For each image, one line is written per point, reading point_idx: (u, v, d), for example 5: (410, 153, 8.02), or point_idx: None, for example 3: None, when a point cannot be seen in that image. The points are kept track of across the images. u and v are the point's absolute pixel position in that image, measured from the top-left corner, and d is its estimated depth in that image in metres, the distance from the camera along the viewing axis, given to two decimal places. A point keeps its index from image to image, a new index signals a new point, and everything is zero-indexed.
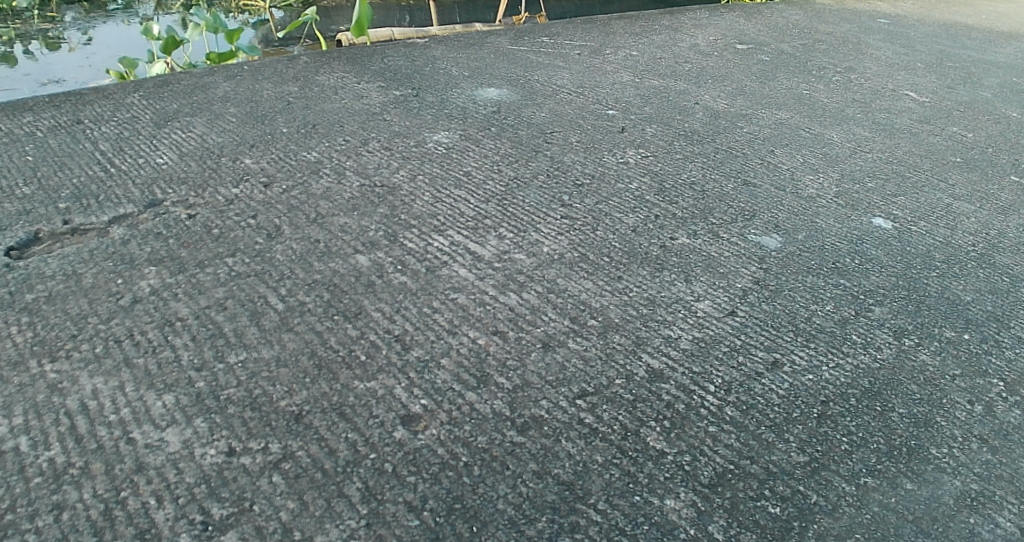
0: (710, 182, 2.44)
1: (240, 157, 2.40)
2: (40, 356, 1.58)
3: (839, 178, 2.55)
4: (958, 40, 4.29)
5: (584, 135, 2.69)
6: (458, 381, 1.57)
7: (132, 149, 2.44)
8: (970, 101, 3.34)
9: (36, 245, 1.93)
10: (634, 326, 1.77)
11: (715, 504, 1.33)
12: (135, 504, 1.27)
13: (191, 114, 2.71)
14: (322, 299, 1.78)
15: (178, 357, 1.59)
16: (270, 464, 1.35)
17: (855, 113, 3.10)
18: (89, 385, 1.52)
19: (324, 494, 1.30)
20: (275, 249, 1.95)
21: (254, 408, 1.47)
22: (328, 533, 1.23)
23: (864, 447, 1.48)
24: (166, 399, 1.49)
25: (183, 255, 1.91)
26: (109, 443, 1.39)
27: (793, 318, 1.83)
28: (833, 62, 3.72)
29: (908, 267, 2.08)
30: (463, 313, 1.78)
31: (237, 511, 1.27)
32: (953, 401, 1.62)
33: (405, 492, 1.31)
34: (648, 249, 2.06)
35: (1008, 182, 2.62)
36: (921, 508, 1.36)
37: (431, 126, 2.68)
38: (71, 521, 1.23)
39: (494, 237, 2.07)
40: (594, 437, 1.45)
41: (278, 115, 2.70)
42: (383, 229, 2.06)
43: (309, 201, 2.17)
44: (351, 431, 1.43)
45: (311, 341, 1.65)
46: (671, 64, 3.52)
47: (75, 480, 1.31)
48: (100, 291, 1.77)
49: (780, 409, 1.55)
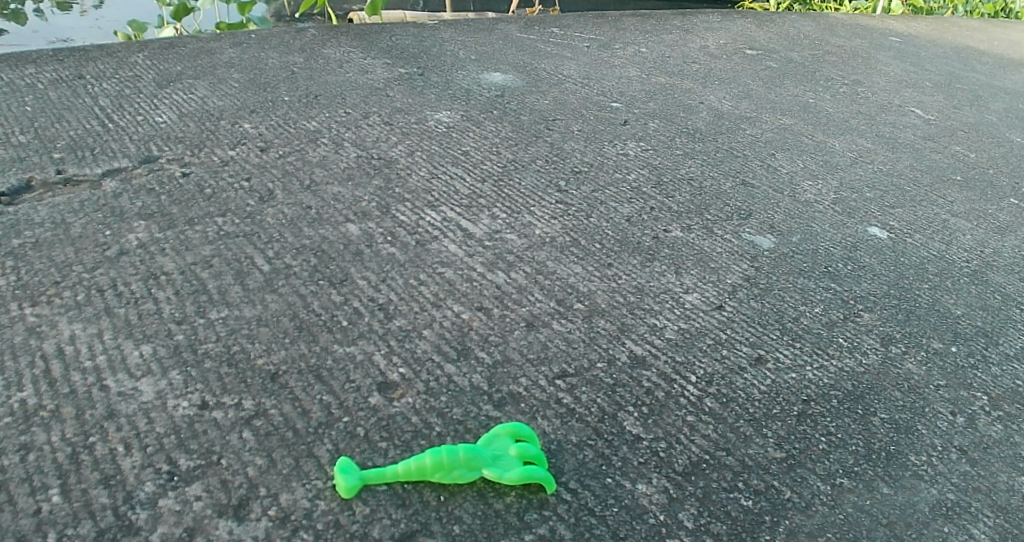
0: (709, 179, 2.43)
1: (239, 121, 2.39)
2: (21, 300, 1.57)
3: (838, 186, 2.54)
4: (969, 64, 4.28)
5: (586, 124, 2.68)
6: (438, 352, 1.56)
7: (132, 107, 2.43)
8: (975, 123, 3.33)
9: (28, 193, 1.93)
10: (620, 313, 1.76)
11: (688, 492, 1.32)
12: (102, 449, 1.27)
13: (194, 76, 2.70)
14: (309, 263, 1.77)
15: (160, 310, 1.58)
16: (242, 420, 1.34)
17: (860, 125, 3.09)
18: (67, 331, 1.51)
19: (294, 453, 1.29)
20: (266, 212, 1.94)
21: (231, 364, 1.46)
22: (294, 492, 1.22)
23: (842, 448, 1.47)
24: (144, 349, 1.48)
25: (173, 211, 1.90)
26: (82, 389, 1.38)
27: (780, 317, 1.82)
28: (841, 74, 3.71)
29: (900, 277, 2.07)
30: (449, 287, 1.77)
31: (204, 463, 1.26)
32: (936, 410, 1.61)
33: (375, 457, 1.30)
34: (641, 239, 2.05)
35: (1007, 203, 2.61)
36: (896, 512, 1.35)
37: (433, 105, 2.67)
38: (36, 462, 1.23)
39: (487, 216, 2.06)
40: (570, 418, 1.44)
41: (281, 84, 2.69)
42: (376, 201, 2.05)
43: (304, 168, 2.16)
44: (326, 394, 1.42)
45: (294, 304, 1.64)
46: (679, 63, 3.50)
47: (44, 423, 1.30)
48: (87, 241, 1.76)
49: (760, 404, 1.54)
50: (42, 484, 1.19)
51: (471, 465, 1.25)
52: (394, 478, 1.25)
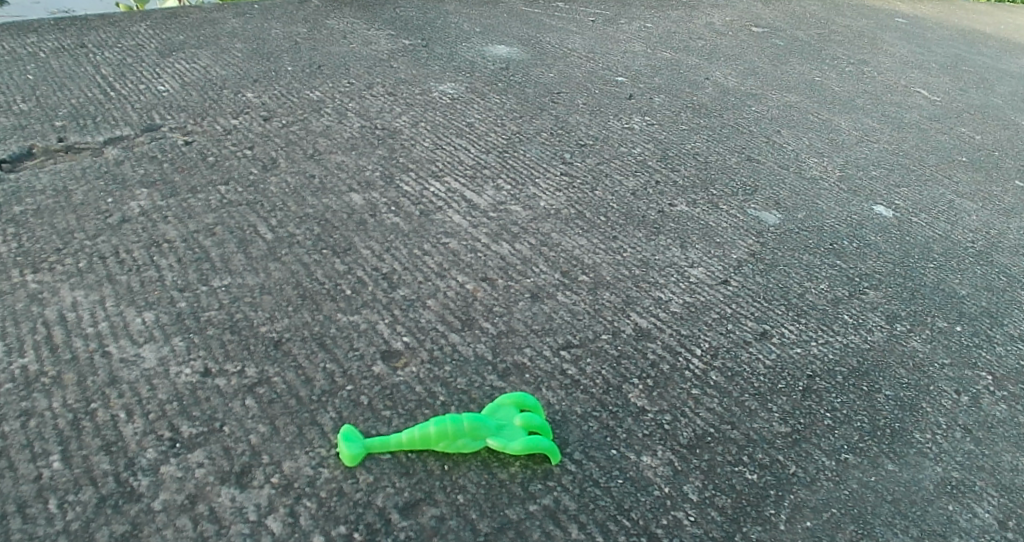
0: (714, 154, 2.40)
1: (242, 90, 2.36)
2: (22, 267, 1.56)
3: (844, 164, 2.51)
4: (975, 47, 4.22)
5: (591, 98, 2.65)
6: (442, 322, 1.55)
7: (133, 76, 2.40)
8: (981, 105, 3.29)
9: (29, 160, 1.91)
10: (625, 286, 1.74)
11: (692, 465, 1.32)
12: (104, 416, 1.26)
13: (197, 46, 2.66)
14: (312, 232, 1.76)
15: (162, 277, 1.57)
16: (245, 388, 1.33)
17: (865, 104, 3.05)
18: (68, 297, 1.50)
19: (297, 421, 1.28)
20: (269, 180, 1.92)
21: (234, 332, 1.45)
22: (297, 459, 1.21)
23: (847, 424, 1.46)
24: (146, 316, 1.47)
25: (175, 179, 1.88)
26: (84, 355, 1.37)
27: (786, 292, 1.80)
28: (848, 53, 3.67)
29: (906, 256, 2.05)
30: (453, 257, 1.75)
31: (206, 430, 1.25)
32: (940, 389, 1.59)
33: (379, 425, 1.29)
34: (646, 213, 2.03)
35: (1013, 185, 2.59)
36: (900, 489, 1.34)
37: (437, 76, 2.63)
38: (38, 428, 1.22)
39: (491, 187, 2.04)
40: (575, 389, 1.43)
41: (284, 54, 2.66)
42: (380, 170, 2.03)
43: (307, 137, 2.13)
44: (329, 362, 1.41)
45: (297, 272, 1.62)
46: (685, 39, 3.46)
47: (45, 388, 1.29)
48: (88, 208, 1.75)
49: (766, 378, 1.53)
50: (43, 450, 1.18)
51: (475, 434, 1.24)
52: (399, 448, 1.24)
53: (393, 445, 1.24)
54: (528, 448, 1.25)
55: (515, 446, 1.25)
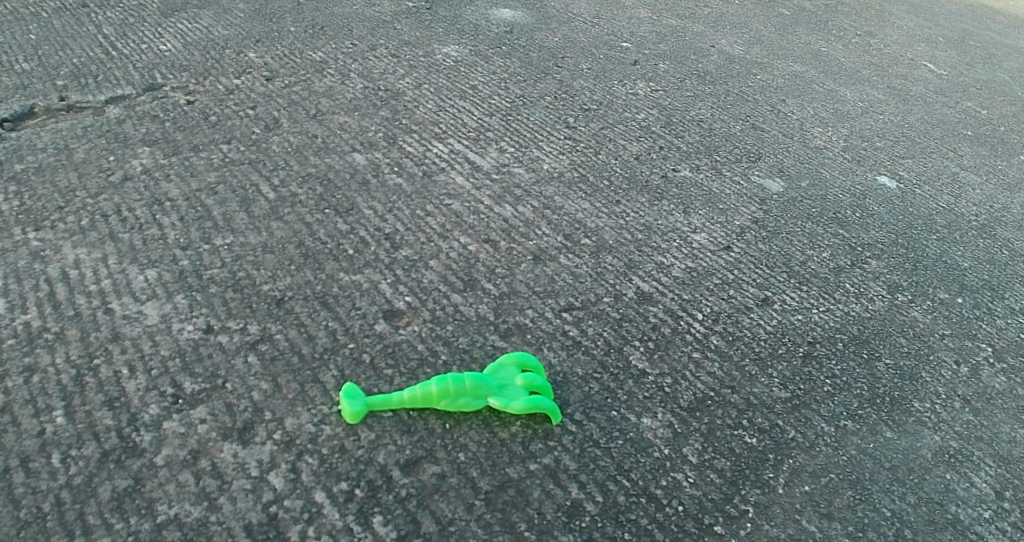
0: (718, 121, 2.37)
1: (244, 50, 2.34)
2: (24, 225, 1.56)
3: (848, 134, 2.48)
4: (982, 22, 4.15)
5: (596, 63, 2.61)
6: (444, 282, 1.54)
7: (135, 35, 2.37)
8: (988, 79, 3.24)
9: (32, 119, 1.90)
10: (628, 250, 1.73)
11: (692, 428, 1.32)
12: (107, 372, 1.26)
13: (199, 5, 2.62)
14: (315, 192, 1.75)
15: (165, 236, 1.56)
16: (247, 344, 1.34)
17: (871, 75, 3.01)
18: (71, 255, 1.49)
19: (299, 378, 1.29)
20: (272, 140, 1.91)
21: (236, 290, 1.45)
22: (299, 416, 1.22)
23: (847, 391, 1.46)
24: (149, 274, 1.47)
25: (177, 139, 1.87)
26: (86, 311, 1.37)
27: (788, 260, 1.79)
28: (856, 24, 3.61)
29: (909, 227, 2.03)
30: (456, 219, 1.74)
31: (209, 387, 1.25)
32: (940, 359, 1.59)
33: (381, 384, 1.29)
34: (649, 178, 2.01)
35: (1018, 160, 2.56)
36: (898, 457, 1.34)
37: (440, 39, 2.60)
38: (41, 384, 1.23)
39: (495, 149, 2.03)
40: (576, 350, 1.43)
41: (287, 15, 2.62)
42: (382, 131, 2.02)
43: (309, 98, 2.11)
44: (331, 320, 1.41)
45: (299, 232, 1.62)
46: (691, 6, 3.40)
47: (49, 344, 1.30)
48: (90, 167, 1.74)
49: (766, 344, 1.53)
50: (46, 406, 1.19)
51: (477, 393, 1.25)
52: (400, 405, 1.24)
53: (394, 404, 1.24)
54: (530, 407, 1.25)
55: (518, 405, 1.25)
